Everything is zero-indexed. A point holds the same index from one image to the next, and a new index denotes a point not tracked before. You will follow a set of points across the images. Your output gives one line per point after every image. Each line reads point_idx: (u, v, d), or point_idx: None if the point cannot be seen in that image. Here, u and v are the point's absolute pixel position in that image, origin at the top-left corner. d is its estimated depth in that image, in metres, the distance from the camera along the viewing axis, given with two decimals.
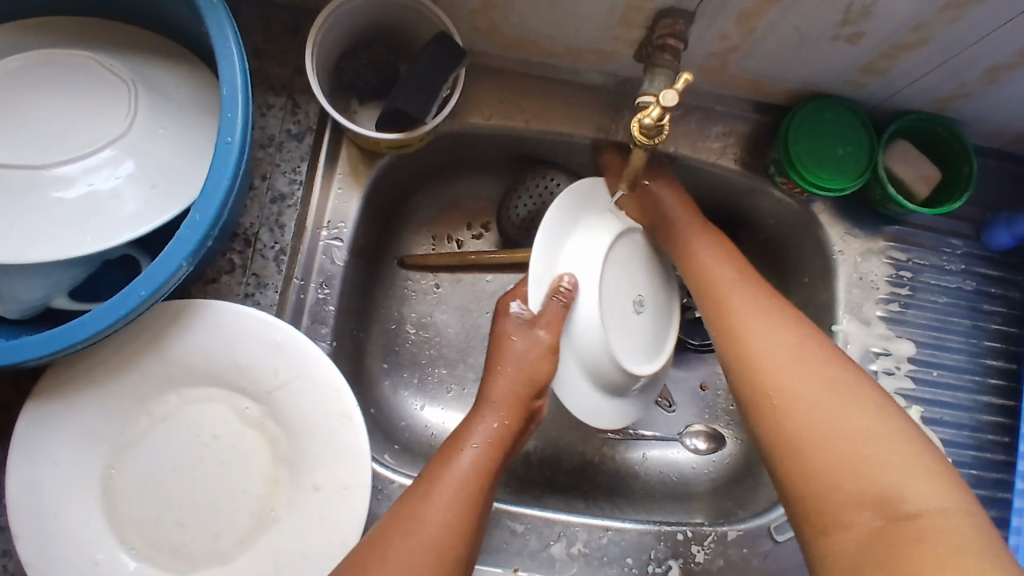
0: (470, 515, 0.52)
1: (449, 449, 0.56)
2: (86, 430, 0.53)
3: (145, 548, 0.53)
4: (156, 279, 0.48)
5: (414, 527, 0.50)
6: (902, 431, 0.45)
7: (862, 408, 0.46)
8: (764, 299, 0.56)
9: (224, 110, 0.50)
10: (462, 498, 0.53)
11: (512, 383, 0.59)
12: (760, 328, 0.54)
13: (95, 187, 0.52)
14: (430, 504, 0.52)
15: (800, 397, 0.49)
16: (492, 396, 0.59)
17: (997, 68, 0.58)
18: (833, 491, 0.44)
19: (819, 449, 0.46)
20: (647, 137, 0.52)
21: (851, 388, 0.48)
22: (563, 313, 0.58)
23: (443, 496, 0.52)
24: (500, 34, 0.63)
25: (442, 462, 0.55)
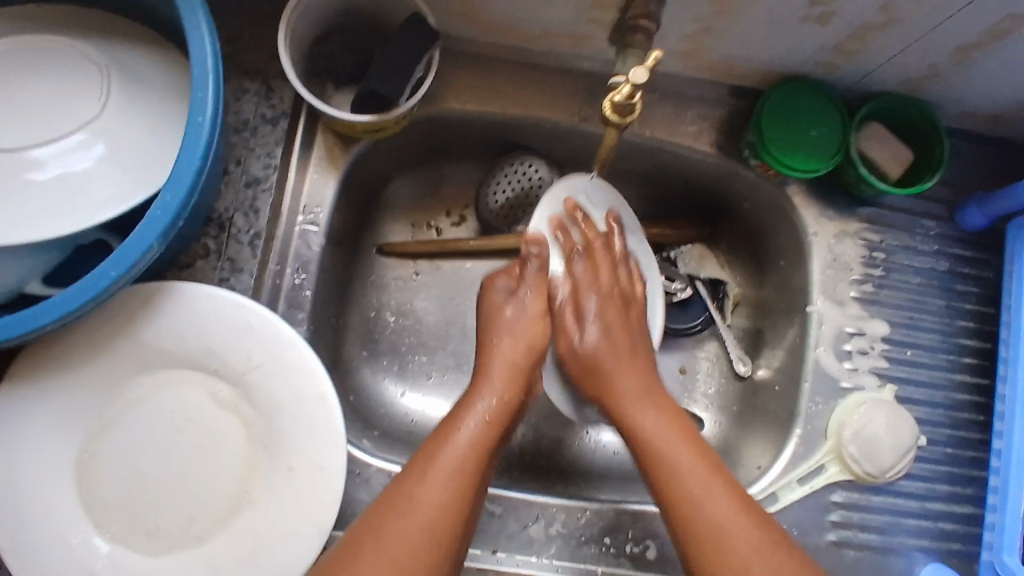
0: (469, 496, 0.53)
1: (447, 426, 0.56)
2: (60, 414, 0.53)
3: (120, 531, 0.52)
4: (127, 259, 0.48)
5: (402, 529, 0.50)
6: (716, 466, 0.55)
7: (690, 451, 0.56)
8: (658, 407, 0.59)
9: (195, 90, 0.50)
10: (466, 482, 0.53)
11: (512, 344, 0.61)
12: (627, 387, 0.60)
13: (67, 169, 0.52)
14: (427, 491, 0.51)
15: (687, 482, 0.54)
16: (493, 368, 0.60)
17: (966, 47, 0.59)
18: (701, 518, 0.53)
19: (681, 483, 0.54)
20: (618, 115, 0.52)
21: (695, 444, 0.57)
22: (543, 272, 0.64)
23: (442, 474, 0.52)
24: (476, 16, 0.63)
25: (440, 437, 0.55)
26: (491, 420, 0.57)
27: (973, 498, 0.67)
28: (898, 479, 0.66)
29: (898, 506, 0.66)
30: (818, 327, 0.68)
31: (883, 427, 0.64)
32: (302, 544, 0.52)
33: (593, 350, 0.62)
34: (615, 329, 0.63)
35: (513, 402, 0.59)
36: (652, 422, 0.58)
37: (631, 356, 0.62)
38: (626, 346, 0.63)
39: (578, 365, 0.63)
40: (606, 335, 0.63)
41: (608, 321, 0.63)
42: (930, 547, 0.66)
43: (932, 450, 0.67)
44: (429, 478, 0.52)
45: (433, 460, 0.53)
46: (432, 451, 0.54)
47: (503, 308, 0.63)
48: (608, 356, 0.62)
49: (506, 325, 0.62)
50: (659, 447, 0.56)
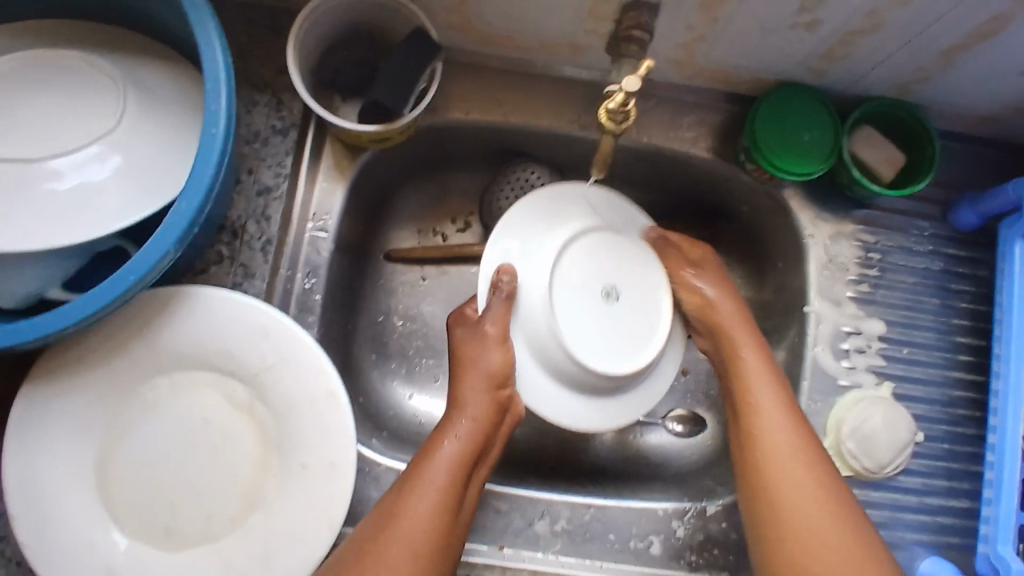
0: (449, 520, 0.55)
1: (424, 452, 0.58)
2: (80, 415, 0.55)
3: (138, 527, 0.54)
4: (145, 264, 0.50)
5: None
6: (810, 449, 0.58)
7: (791, 433, 0.59)
8: (772, 382, 0.61)
9: (207, 103, 0.52)
10: (439, 523, 0.54)
11: (475, 377, 0.61)
12: (749, 351, 0.63)
13: (86, 179, 0.55)
14: (409, 516, 0.54)
15: (778, 456, 0.58)
16: (461, 395, 0.61)
17: (951, 50, 0.61)
18: (780, 487, 0.57)
19: (773, 454, 0.58)
20: (613, 122, 0.54)
21: (801, 425, 0.59)
22: (510, 304, 0.61)
23: (420, 516, 0.54)
24: (476, 28, 0.65)
25: (417, 462, 0.57)
26: (465, 445, 0.58)
27: (972, 493, 0.68)
28: (898, 475, 0.67)
29: (898, 502, 0.67)
30: (815, 327, 0.69)
31: (880, 423, 0.65)
32: (313, 538, 0.54)
33: (719, 315, 0.65)
34: (727, 302, 0.66)
35: (488, 434, 0.60)
36: (764, 400, 0.60)
37: (749, 328, 0.65)
38: (750, 325, 0.65)
39: (692, 302, 0.67)
40: (721, 292, 0.66)
41: (723, 302, 0.66)
42: (930, 542, 0.67)
43: (930, 446, 0.69)
44: (406, 519, 0.53)
45: (410, 499, 0.54)
46: (407, 491, 0.55)
47: (464, 344, 0.62)
48: (734, 326, 0.64)
49: (473, 354, 0.61)
50: (767, 422, 0.59)
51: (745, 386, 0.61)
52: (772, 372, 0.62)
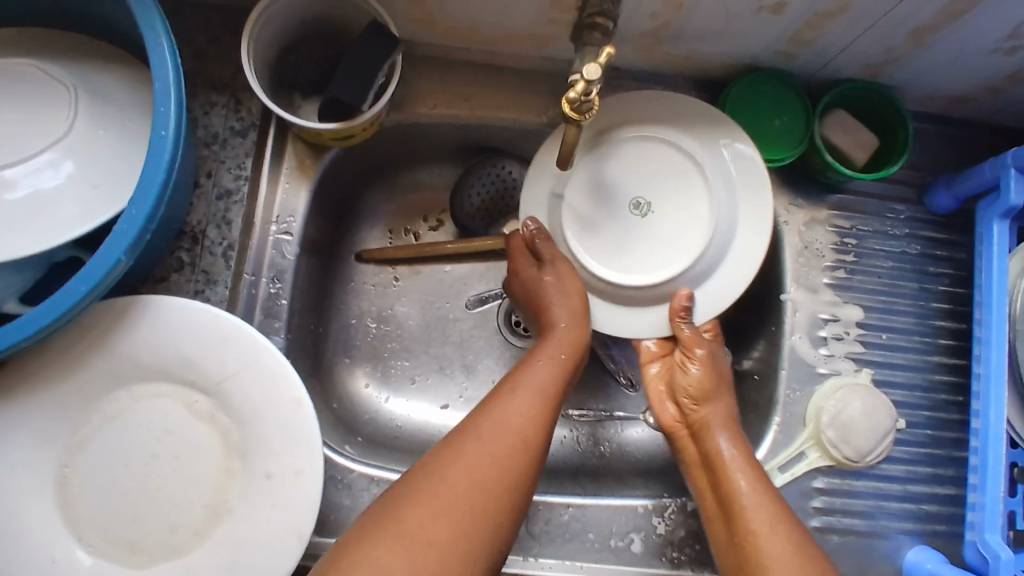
0: (521, 475, 0.51)
1: (501, 390, 0.55)
2: (39, 432, 0.53)
3: (102, 544, 0.53)
4: (96, 274, 0.49)
5: (455, 485, 0.48)
6: (801, 544, 0.52)
7: (772, 527, 0.53)
8: (757, 479, 0.56)
9: (156, 105, 0.50)
10: (526, 427, 0.53)
11: (564, 309, 0.62)
12: (728, 449, 0.58)
13: (37, 188, 0.53)
14: (463, 468, 0.49)
15: (761, 554, 0.52)
16: (552, 324, 0.61)
17: (921, 31, 0.59)
18: None
19: (755, 551, 0.52)
20: (577, 113, 0.53)
21: (786, 520, 0.53)
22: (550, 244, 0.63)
23: (493, 447, 0.51)
24: (437, 21, 0.63)
25: (493, 401, 0.54)
26: (549, 387, 0.56)
27: (956, 479, 0.68)
28: (880, 463, 0.67)
29: (880, 490, 0.67)
30: (792, 315, 0.68)
31: (859, 410, 0.64)
32: (281, 550, 0.53)
33: (703, 417, 0.61)
34: (714, 386, 0.62)
35: (572, 363, 0.60)
36: (751, 493, 0.55)
37: (732, 423, 0.60)
38: (730, 422, 0.61)
39: (691, 395, 0.62)
40: (717, 376, 0.62)
41: (707, 384, 0.62)
42: (915, 530, 0.66)
43: (911, 432, 0.68)
44: (495, 420, 0.52)
45: (500, 404, 0.54)
46: (494, 402, 0.54)
47: (538, 284, 0.63)
48: (719, 432, 0.60)
49: (548, 288, 0.62)
50: (755, 513, 0.54)
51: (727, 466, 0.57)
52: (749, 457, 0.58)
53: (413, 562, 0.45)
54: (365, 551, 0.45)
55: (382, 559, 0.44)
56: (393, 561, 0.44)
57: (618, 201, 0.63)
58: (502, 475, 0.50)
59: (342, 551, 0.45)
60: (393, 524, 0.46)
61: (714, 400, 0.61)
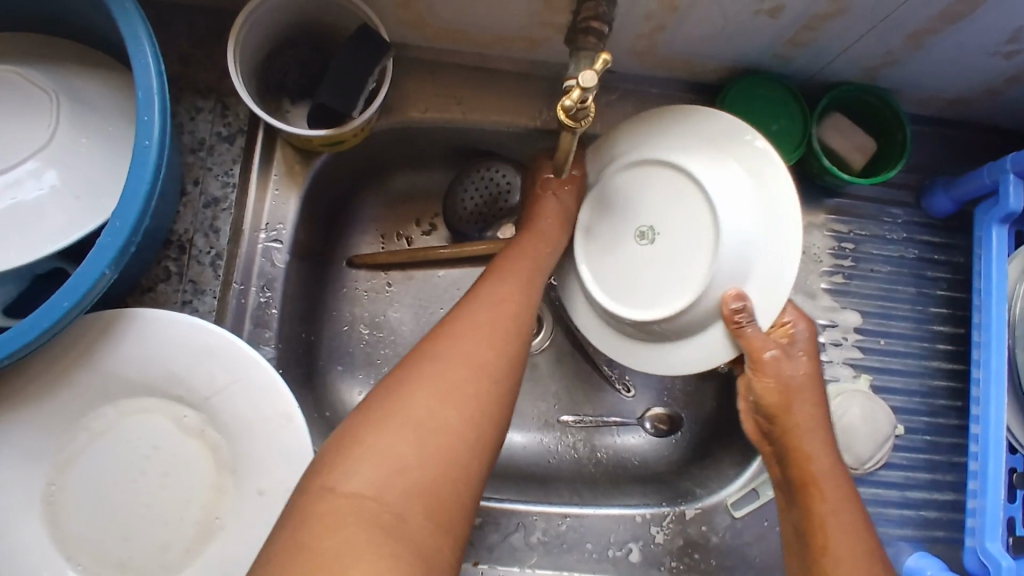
0: (508, 355, 0.50)
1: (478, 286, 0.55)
2: (23, 450, 0.52)
3: (92, 563, 0.52)
4: (79, 288, 0.47)
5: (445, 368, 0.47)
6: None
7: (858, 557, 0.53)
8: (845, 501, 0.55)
9: (139, 113, 0.48)
10: (507, 316, 0.52)
11: (550, 213, 0.61)
12: (822, 463, 0.56)
13: (18, 200, 0.51)
14: (450, 351, 0.48)
15: None
16: (534, 223, 0.61)
17: (919, 34, 0.58)
18: None
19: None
20: (573, 121, 0.52)
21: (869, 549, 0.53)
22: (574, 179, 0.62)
23: (478, 331, 0.50)
24: (428, 25, 0.62)
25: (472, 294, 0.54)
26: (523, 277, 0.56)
27: (955, 484, 0.67)
28: (879, 468, 0.66)
29: (879, 496, 0.66)
30: None
31: (859, 416, 0.64)
32: None
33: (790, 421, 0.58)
34: (801, 390, 0.58)
35: (547, 258, 0.60)
36: (836, 508, 0.55)
37: (824, 429, 0.58)
38: (823, 427, 0.58)
39: (767, 397, 0.58)
40: (799, 385, 0.58)
41: (794, 390, 0.58)
42: (915, 536, 0.66)
43: (910, 438, 0.67)
44: (475, 309, 0.52)
45: (475, 302, 0.53)
46: (466, 301, 0.53)
47: (539, 195, 0.62)
48: (808, 442, 0.57)
49: (541, 193, 0.62)
50: (829, 513, 0.54)
51: (813, 472, 0.56)
52: (834, 459, 0.57)
53: (421, 448, 0.44)
54: (369, 440, 0.44)
55: (386, 446, 0.43)
56: (400, 446, 0.43)
57: (623, 226, 0.60)
58: (490, 355, 0.49)
59: (340, 449, 0.44)
60: (388, 412, 0.45)
61: (807, 403, 0.58)
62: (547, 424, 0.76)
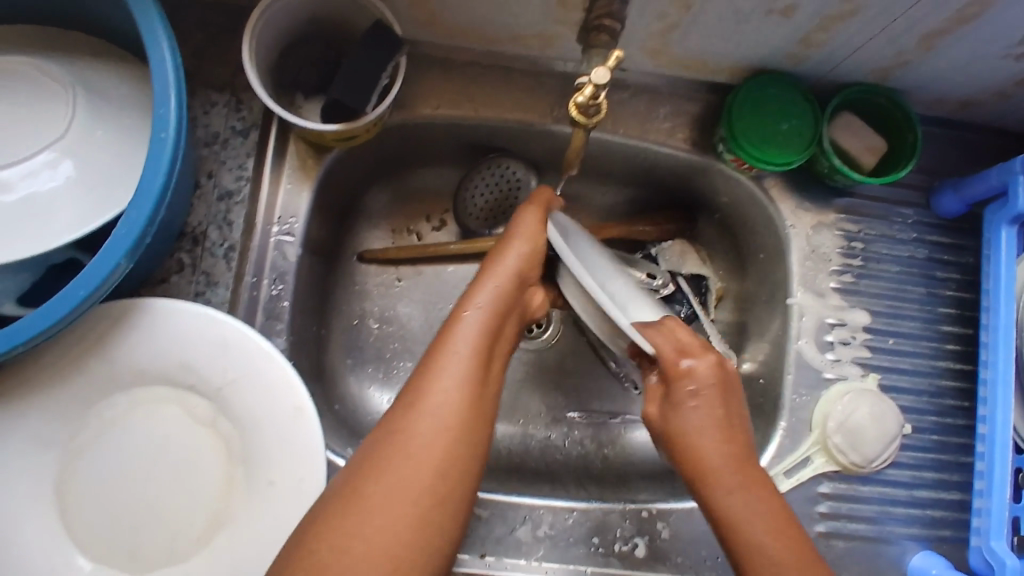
0: (461, 461, 0.45)
1: (432, 355, 0.49)
2: (37, 436, 0.52)
3: (103, 550, 0.52)
4: (96, 278, 0.48)
5: (385, 490, 0.43)
6: None
7: None
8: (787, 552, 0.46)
9: (156, 107, 0.49)
10: (457, 404, 0.46)
11: (505, 264, 0.54)
12: (739, 510, 0.48)
13: (35, 190, 0.52)
14: (389, 469, 0.44)
15: None
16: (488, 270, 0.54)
17: (932, 35, 0.58)
18: None
19: None
20: (584, 117, 0.52)
21: None
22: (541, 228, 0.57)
23: (423, 437, 0.45)
24: (442, 21, 0.63)
25: (422, 372, 0.48)
26: (483, 339, 0.50)
27: (961, 485, 0.67)
28: (885, 468, 0.66)
29: (886, 495, 0.66)
30: (799, 320, 0.68)
31: (867, 416, 0.64)
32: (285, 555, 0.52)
33: (686, 455, 0.51)
34: (703, 429, 0.50)
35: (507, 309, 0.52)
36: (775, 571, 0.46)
37: (743, 472, 0.49)
38: (729, 473, 0.49)
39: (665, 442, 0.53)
40: (699, 435, 0.50)
41: (684, 427, 0.51)
42: (920, 535, 0.66)
43: (918, 438, 0.67)
44: (422, 402, 0.46)
45: (431, 385, 0.47)
46: (422, 380, 0.47)
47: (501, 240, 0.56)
48: (729, 499, 0.48)
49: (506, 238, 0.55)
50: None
51: (741, 537, 0.48)
52: (766, 519, 0.47)
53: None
54: None
55: None
56: None
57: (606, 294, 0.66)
58: (434, 466, 0.44)
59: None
60: (313, 556, 0.41)
61: (711, 440, 0.50)
62: (555, 420, 0.76)
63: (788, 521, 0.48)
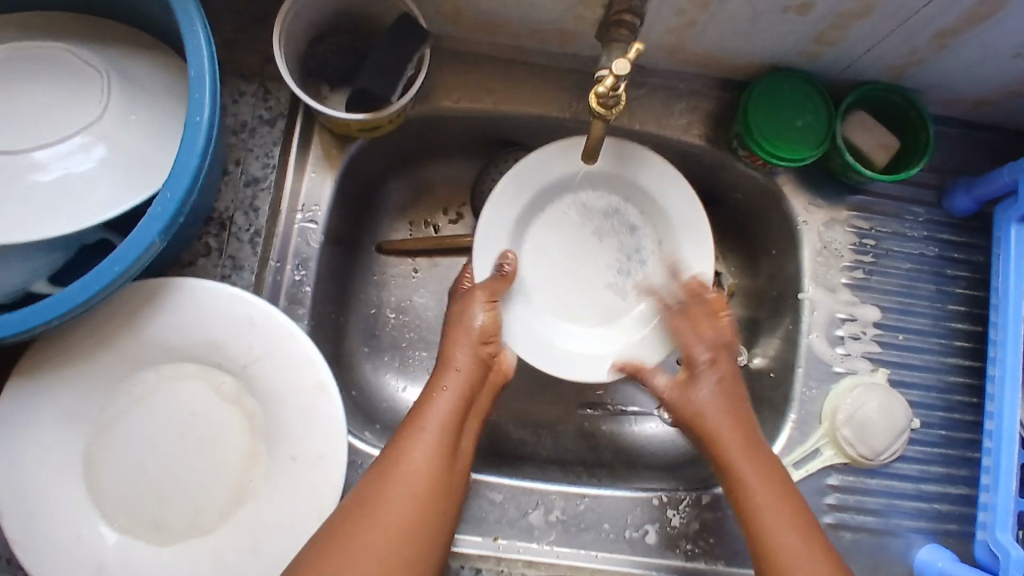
0: (433, 515, 0.52)
1: (411, 423, 0.56)
2: (67, 410, 0.54)
3: (128, 522, 0.54)
4: (131, 255, 0.50)
5: (369, 543, 0.49)
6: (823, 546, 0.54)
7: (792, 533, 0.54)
8: (779, 491, 0.56)
9: (191, 91, 0.51)
10: (433, 468, 0.54)
11: (466, 340, 0.61)
12: (748, 468, 0.56)
13: (69, 170, 0.54)
14: (371, 531, 0.50)
15: None
16: (453, 357, 0.60)
17: (945, 33, 0.59)
18: None
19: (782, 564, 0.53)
20: (604, 107, 0.53)
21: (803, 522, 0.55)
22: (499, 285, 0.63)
23: (402, 502, 0.52)
24: (465, 16, 0.64)
25: (399, 441, 0.55)
26: (459, 407, 0.58)
27: (968, 480, 0.68)
28: (893, 461, 0.67)
29: (893, 488, 0.67)
30: (810, 314, 0.69)
31: (876, 409, 0.65)
32: (305, 529, 0.54)
33: (703, 422, 0.59)
34: (713, 408, 0.60)
35: (477, 386, 0.59)
36: (771, 509, 0.55)
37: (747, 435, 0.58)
38: (738, 431, 0.58)
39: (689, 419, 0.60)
40: (716, 413, 0.59)
41: (710, 408, 0.60)
42: (927, 529, 0.67)
43: (926, 433, 0.68)
44: (402, 470, 0.53)
45: (406, 450, 0.54)
46: (392, 461, 0.54)
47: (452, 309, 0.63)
48: (744, 466, 0.57)
49: (458, 314, 0.62)
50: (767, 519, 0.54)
51: (748, 488, 0.56)
52: (769, 483, 0.56)
53: None
54: None
55: None
56: None
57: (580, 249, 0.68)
58: (415, 524, 0.51)
59: None
60: None
61: (717, 406, 0.60)
62: (567, 410, 0.78)
63: (779, 472, 0.57)
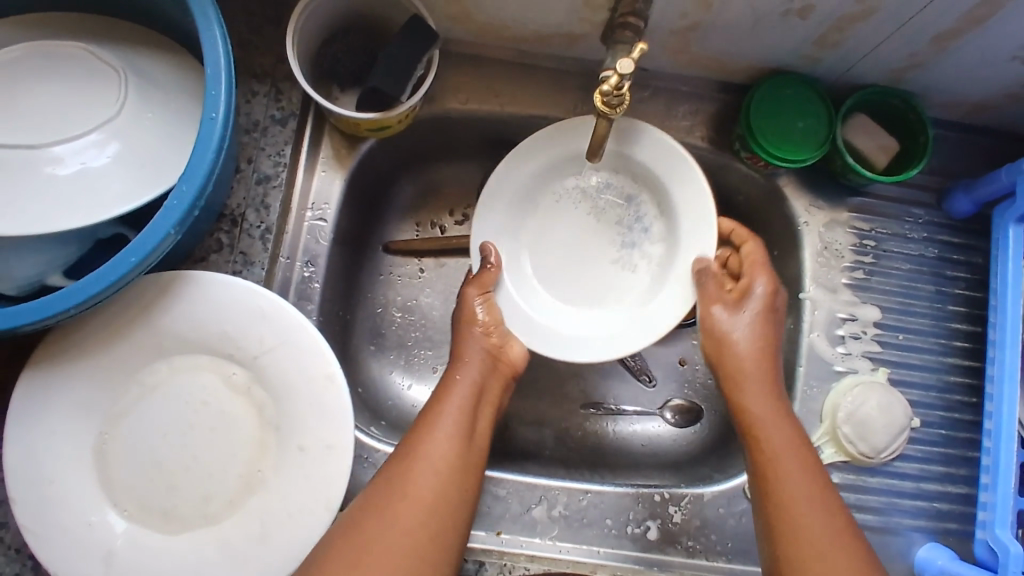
0: (461, 489, 0.54)
1: (429, 409, 0.58)
2: (80, 400, 0.55)
3: (137, 510, 0.55)
4: (146, 247, 0.51)
5: (403, 515, 0.51)
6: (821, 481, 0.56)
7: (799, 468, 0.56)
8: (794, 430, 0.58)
9: (208, 88, 0.52)
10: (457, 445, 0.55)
11: (474, 333, 0.63)
12: (762, 403, 0.59)
13: (86, 165, 0.55)
14: (402, 506, 0.51)
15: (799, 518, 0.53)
16: (464, 349, 0.62)
17: (943, 36, 0.61)
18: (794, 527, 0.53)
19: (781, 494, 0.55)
20: (608, 106, 0.54)
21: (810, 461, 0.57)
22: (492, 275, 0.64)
23: (428, 478, 0.53)
24: (473, 20, 0.66)
25: (419, 427, 0.57)
26: (474, 395, 0.60)
27: (968, 479, 0.69)
28: (894, 460, 0.68)
29: (893, 487, 0.68)
30: (811, 313, 0.70)
31: (875, 409, 0.66)
32: (312, 519, 0.55)
33: (726, 350, 0.62)
34: (745, 341, 0.62)
35: (486, 378, 0.61)
36: (781, 441, 0.57)
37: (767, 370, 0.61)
38: (762, 362, 0.61)
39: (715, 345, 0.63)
40: (748, 348, 0.61)
41: (746, 340, 0.62)
42: (927, 527, 0.68)
43: (926, 432, 0.69)
44: (425, 447, 0.55)
45: (428, 433, 0.56)
46: (415, 441, 0.55)
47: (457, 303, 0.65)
48: (755, 395, 0.60)
49: (462, 309, 0.64)
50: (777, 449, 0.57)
51: (758, 424, 0.59)
52: (785, 421, 0.58)
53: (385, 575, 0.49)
54: None
55: None
56: None
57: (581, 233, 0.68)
58: (443, 492, 0.53)
59: None
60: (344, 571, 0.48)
61: (746, 336, 0.62)
62: (570, 409, 0.78)
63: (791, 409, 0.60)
